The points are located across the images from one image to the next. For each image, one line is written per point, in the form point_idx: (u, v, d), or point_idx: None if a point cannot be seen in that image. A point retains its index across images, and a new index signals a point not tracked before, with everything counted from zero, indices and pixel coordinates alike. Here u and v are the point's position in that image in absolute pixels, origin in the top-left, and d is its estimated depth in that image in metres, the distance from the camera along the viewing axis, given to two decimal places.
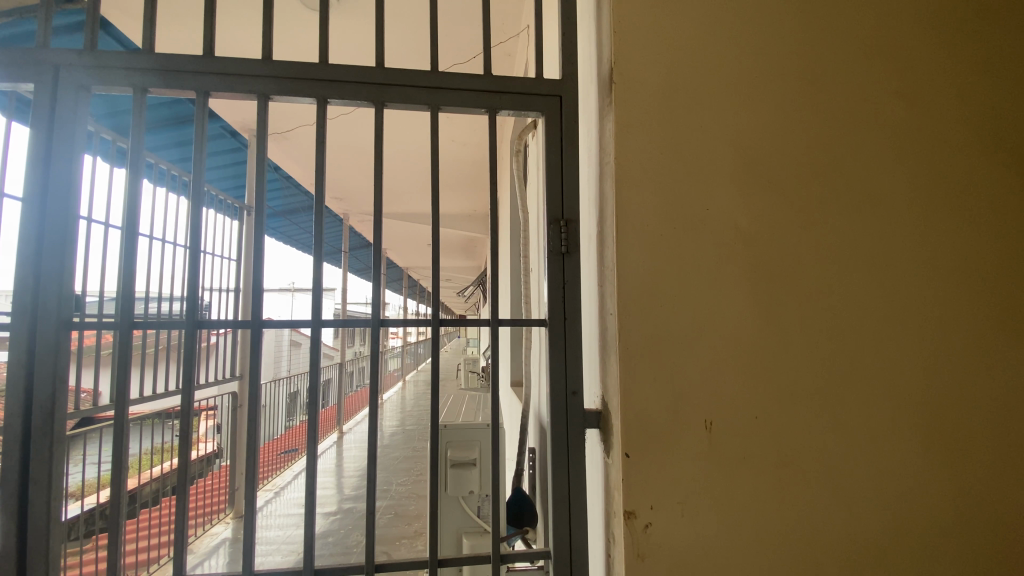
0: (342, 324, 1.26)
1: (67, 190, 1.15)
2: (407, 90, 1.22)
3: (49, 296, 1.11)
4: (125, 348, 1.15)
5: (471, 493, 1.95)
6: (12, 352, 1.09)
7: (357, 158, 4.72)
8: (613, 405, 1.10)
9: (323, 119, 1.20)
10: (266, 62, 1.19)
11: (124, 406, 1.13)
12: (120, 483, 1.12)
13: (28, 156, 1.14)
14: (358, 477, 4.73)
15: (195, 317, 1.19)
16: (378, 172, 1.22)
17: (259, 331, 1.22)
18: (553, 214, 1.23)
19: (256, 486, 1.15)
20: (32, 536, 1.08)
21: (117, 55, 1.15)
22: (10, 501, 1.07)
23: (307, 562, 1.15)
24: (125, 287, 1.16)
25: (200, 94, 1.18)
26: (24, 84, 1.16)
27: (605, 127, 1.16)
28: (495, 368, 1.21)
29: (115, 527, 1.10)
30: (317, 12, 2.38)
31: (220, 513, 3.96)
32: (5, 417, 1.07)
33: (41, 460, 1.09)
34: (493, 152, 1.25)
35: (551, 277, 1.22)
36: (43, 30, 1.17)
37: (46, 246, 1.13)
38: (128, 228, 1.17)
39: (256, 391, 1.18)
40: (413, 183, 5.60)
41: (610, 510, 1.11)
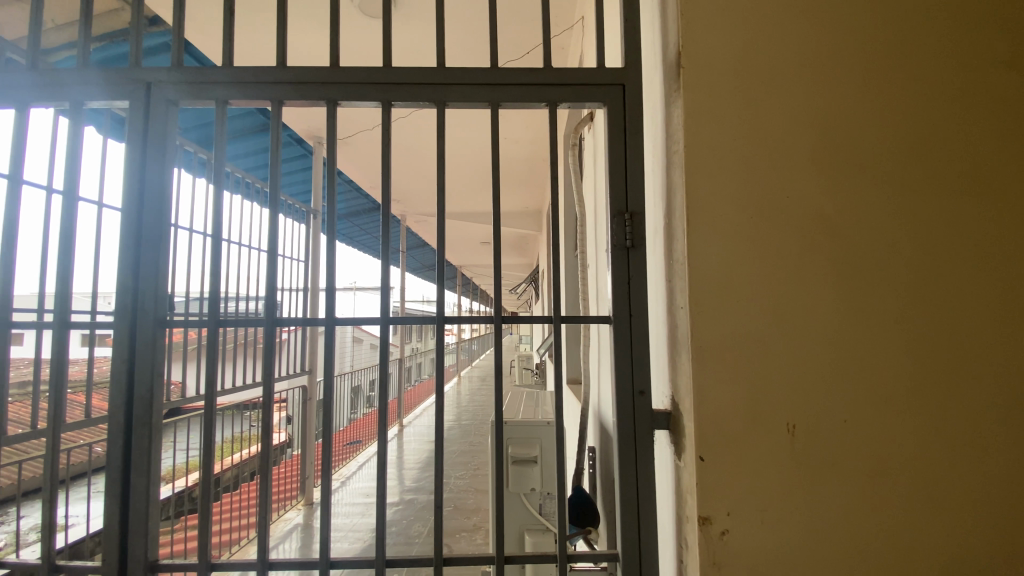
0: (408, 321, 1.28)
1: (160, 200, 1.24)
2: (467, 89, 1.23)
3: (147, 298, 1.21)
4: (212, 345, 1.23)
5: (533, 490, 1.91)
6: (114, 349, 1.19)
7: (413, 160, 4.85)
8: (684, 406, 1.06)
9: (387, 121, 1.22)
10: (334, 68, 1.23)
11: (212, 398, 1.21)
12: (209, 471, 1.20)
13: (126, 166, 1.23)
14: (418, 470, 4.87)
15: (273, 315, 1.25)
16: (441, 172, 1.23)
17: (331, 328, 1.27)
18: (617, 208, 1.19)
19: (329, 478, 1.19)
20: (134, 518, 1.17)
21: (200, 70, 1.23)
22: (114, 486, 1.17)
23: (379, 552, 1.19)
24: (212, 288, 1.24)
25: (274, 103, 1.24)
26: (122, 101, 1.26)
27: (672, 115, 1.11)
28: (558, 365, 1.19)
29: (205, 511, 1.18)
30: (375, 18, 2.46)
31: (292, 499, 4.18)
32: (109, 407, 1.17)
33: (141, 448, 1.18)
34: (555, 147, 1.23)
35: (615, 272, 1.19)
36: (136, 50, 1.27)
37: (143, 251, 1.22)
38: (213, 233, 1.25)
39: (329, 387, 1.23)
40: (467, 183, 5.69)
41: (681, 513, 1.07)
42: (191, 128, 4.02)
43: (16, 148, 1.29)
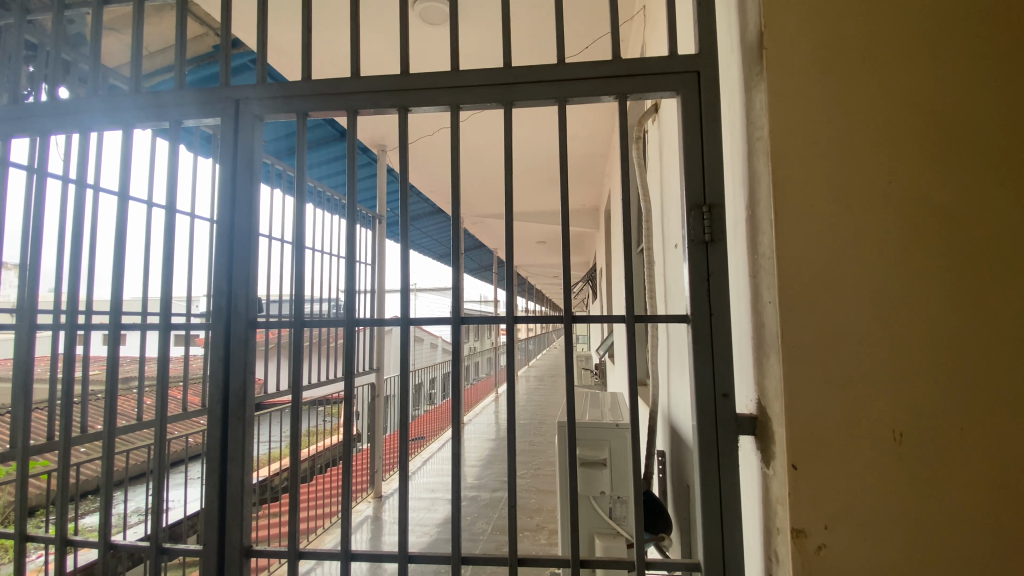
0: (479, 321, 1.29)
1: (249, 208, 1.32)
2: (534, 86, 1.22)
3: (239, 300, 1.29)
4: (297, 343, 1.30)
5: (602, 494, 1.88)
6: (212, 348, 1.28)
7: (471, 162, 4.92)
8: (773, 409, 0.99)
9: (456, 124, 1.23)
10: (403, 75, 1.26)
11: (299, 393, 1.28)
12: (297, 463, 1.27)
13: (219, 179, 1.32)
14: (480, 467, 4.94)
15: (351, 315, 1.30)
16: (509, 172, 1.23)
17: (406, 328, 1.30)
18: (693, 201, 1.14)
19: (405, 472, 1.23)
20: (231, 506, 1.26)
21: (283, 85, 1.31)
22: (213, 475, 1.25)
23: (456, 548, 1.20)
24: (296, 291, 1.31)
25: (350, 111, 1.28)
26: (214, 118, 1.35)
27: (754, 100, 1.05)
28: (634, 366, 1.15)
29: (293, 501, 1.24)
30: (435, 24, 2.51)
31: (364, 491, 4.36)
32: (209, 401, 1.26)
33: (236, 440, 1.26)
34: (625, 140, 1.19)
35: (693, 268, 1.13)
36: (224, 70, 1.35)
37: (235, 257, 1.31)
38: (296, 238, 1.31)
39: (404, 384, 1.28)
40: (523, 184, 5.70)
41: (771, 525, 1.00)
42: (270, 141, 4.31)
43: (124, 166, 1.41)
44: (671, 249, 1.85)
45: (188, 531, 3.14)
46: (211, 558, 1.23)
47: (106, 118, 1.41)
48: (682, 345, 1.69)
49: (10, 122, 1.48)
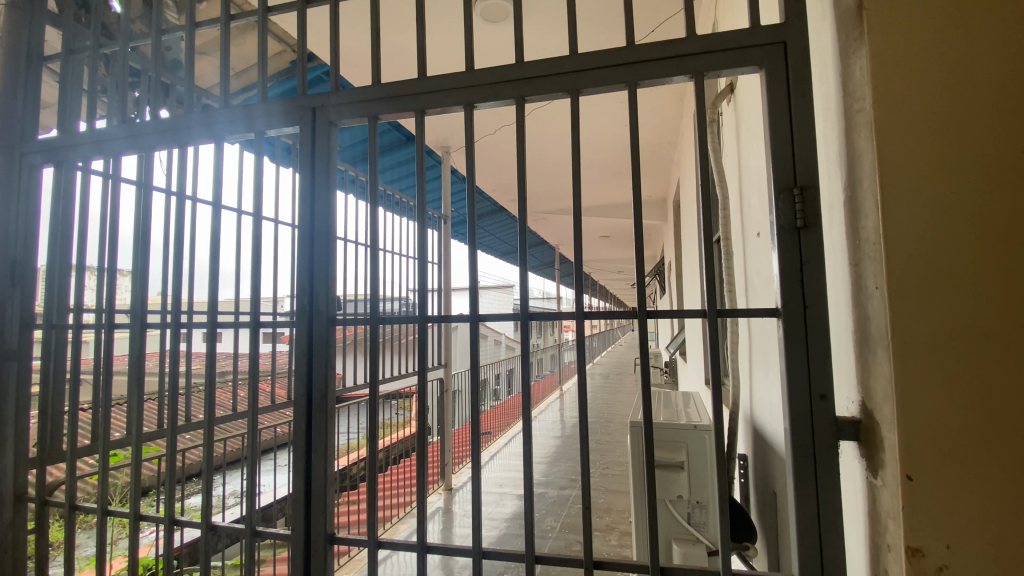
0: (548, 317, 1.25)
1: (326, 210, 1.37)
2: (602, 72, 1.17)
3: (320, 298, 1.35)
4: (374, 339, 1.34)
5: (680, 498, 1.80)
6: (297, 344, 1.35)
7: (533, 159, 4.89)
8: (883, 412, 0.88)
9: (521, 117, 1.21)
10: (469, 72, 1.26)
11: (375, 387, 1.32)
12: (374, 454, 1.31)
13: (299, 184, 1.38)
14: (547, 464, 4.92)
15: (424, 313, 1.33)
16: (577, 163, 1.18)
17: (476, 325, 1.30)
18: (783, 184, 1.05)
19: (477, 466, 1.24)
20: (314, 494, 1.32)
21: (354, 91, 1.35)
22: (300, 464, 1.32)
23: (529, 547, 1.19)
24: (371, 289, 1.35)
25: (417, 111, 1.30)
26: (294, 126, 1.42)
27: (854, 69, 0.93)
28: (718, 363, 1.07)
29: (371, 492, 1.28)
30: (496, 21, 2.50)
31: (435, 483, 4.48)
32: (295, 393, 1.33)
33: (319, 430, 1.32)
34: (703, 122, 1.12)
35: (784, 256, 1.04)
36: (301, 80, 1.42)
37: (316, 256, 1.36)
38: (369, 237, 1.35)
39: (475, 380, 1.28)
40: (586, 178, 5.60)
41: (880, 541, 0.89)
42: (346, 148, 4.54)
43: (216, 176, 1.52)
44: (753, 239, 1.72)
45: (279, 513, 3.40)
46: (299, 544, 1.30)
47: (202, 133, 1.53)
48: (767, 342, 1.57)
49: (123, 139, 1.64)
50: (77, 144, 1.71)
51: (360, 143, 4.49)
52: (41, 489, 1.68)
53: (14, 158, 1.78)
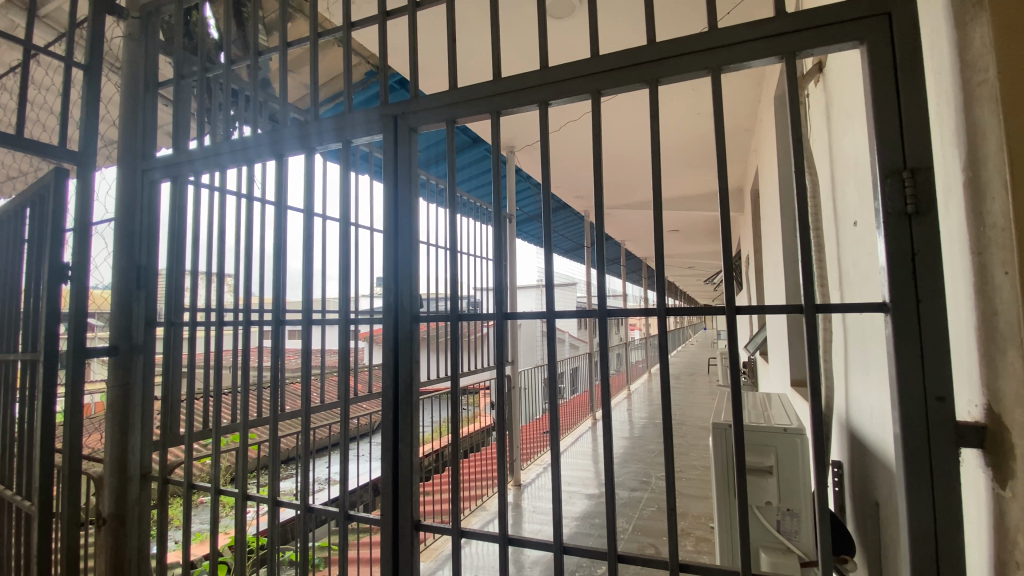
0: (627, 313, 1.22)
1: (409, 213, 1.44)
2: (682, 60, 1.14)
3: (404, 296, 1.42)
4: (454, 335, 1.39)
5: (769, 505, 1.70)
6: (383, 340, 1.43)
7: (598, 155, 4.82)
8: (1015, 417, 0.78)
9: (598, 110, 1.20)
10: (544, 70, 1.26)
11: (456, 382, 1.36)
12: (458, 445, 1.35)
13: (384, 189, 1.46)
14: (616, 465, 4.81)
15: (503, 309, 1.35)
16: (656, 154, 1.15)
17: (554, 321, 1.30)
18: (890, 168, 0.97)
19: (556, 462, 1.24)
20: (402, 483, 1.38)
21: (432, 96, 1.40)
22: (387, 454, 1.40)
23: (612, 545, 1.18)
24: (451, 288, 1.40)
25: (493, 112, 1.33)
26: (378, 134, 1.50)
27: (974, 35, 0.84)
28: (817, 362, 1.00)
29: (455, 482, 1.32)
30: (562, 17, 2.49)
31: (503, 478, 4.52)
32: (383, 386, 1.41)
33: (405, 421, 1.39)
34: (795, 103, 1.05)
35: (892, 246, 0.96)
36: (383, 89, 1.49)
37: (400, 257, 1.43)
38: (449, 238, 1.40)
39: (555, 376, 1.29)
40: (654, 173, 5.43)
41: (1008, 560, 0.80)
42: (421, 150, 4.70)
43: (308, 184, 1.63)
44: (850, 229, 1.59)
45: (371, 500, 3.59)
46: (388, 528, 1.37)
47: (296, 144, 1.64)
48: (869, 339, 1.45)
49: (229, 154, 1.81)
50: (190, 159, 1.89)
51: (434, 145, 4.63)
52: (164, 469, 1.88)
53: (138, 175, 2.01)
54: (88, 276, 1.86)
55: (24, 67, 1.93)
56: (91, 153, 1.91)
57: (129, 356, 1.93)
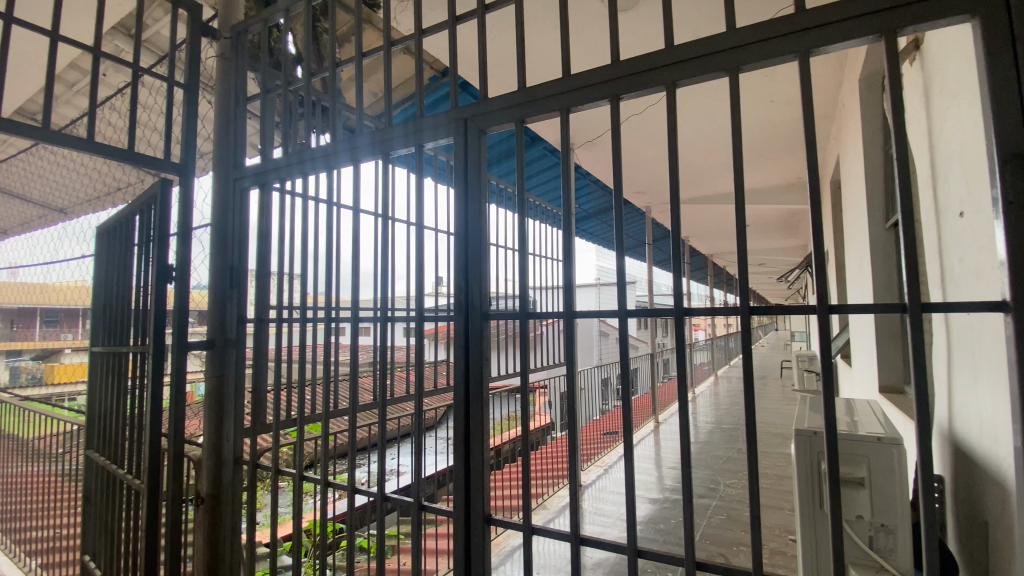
0: (706, 312, 1.17)
1: (479, 213, 1.46)
2: (765, 45, 1.08)
3: (474, 294, 1.45)
4: (524, 333, 1.40)
5: (860, 519, 1.58)
6: (455, 336, 1.47)
7: (661, 150, 4.67)
8: None
9: (673, 102, 1.17)
10: (615, 64, 1.25)
11: (527, 379, 1.37)
12: (528, 440, 1.36)
13: (454, 190, 1.49)
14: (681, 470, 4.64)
15: (572, 308, 1.34)
16: (736, 145, 1.10)
17: (627, 320, 1.27)
18: (1013, 151, 0.87)
19: (630, 465, 1.22)
20: (473, 477, 1.41)
21: (502, 96, 1.42)
22: (459, 448, 1.43)
23: (690, 551, 1.14)
24: (521, 286, 1.41)
25: (563, 110, 1.33)
26: (450, 137, 1.54)
27: None
28: (922, 366, 0.92)
29: (525, 477, 1.33)
30: (627, 8, 2.43)
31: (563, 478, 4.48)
32: (455, 381, 1.45)
33: (475, 416, 1.42)
34: (895, 84, 0.97)
35: (1016, 238, 0.86)
36: (453, 92, 1.53)
37: (470, 255, 1.46)
38: (518, 237, 1.40)
39: (627, 376, 1.26)
40: (721, 168, 5.19)
41: None
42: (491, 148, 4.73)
43: (383, 189, 1.71)
44: (955, 220, 1.45)
45: (435, 493, 3.69)
46: (460, 521, 1.41)
47: (371, 150, 1.72)
48: (981, 342, 1.32)
49: (308, 162, 1.93)
50: (276, 167, 2.04)
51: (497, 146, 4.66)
52: (254, 454, 2.05)
53: (231, 183, 2.19)
54: (190, 276, 2.04)
55: (134, 88, 2.15)
56: (190, 163, 2.10)
57: (223, 350, 2.10)
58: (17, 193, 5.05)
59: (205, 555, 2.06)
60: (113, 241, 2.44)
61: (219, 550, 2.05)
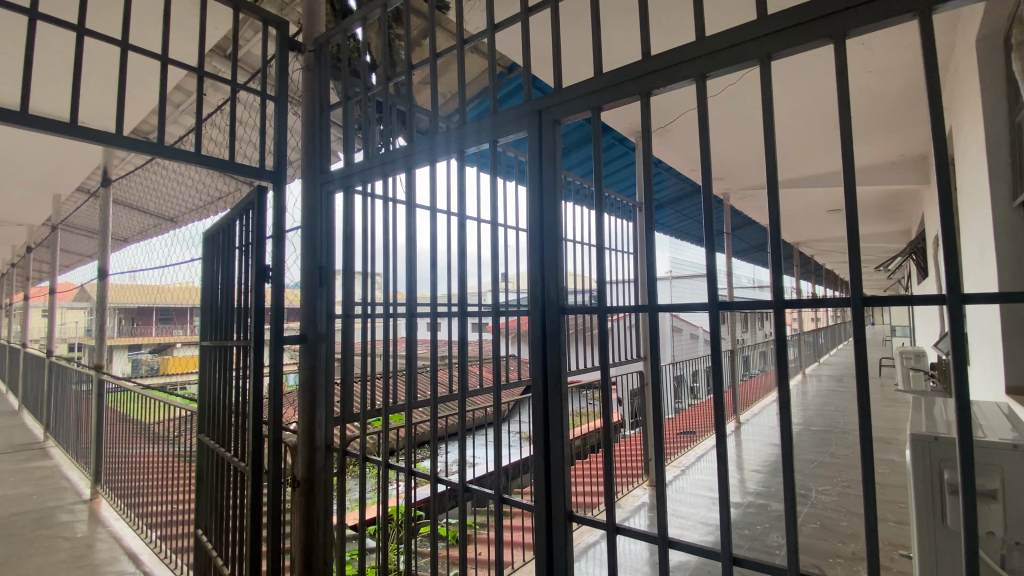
0: (811, 304, 1.08)
1: (554, 208, 1.44)
2: (877, 5, 0.98)
3: (551, 288, 1.43)
4: (604, 327, 1.37)
5: (988, 536, 1.42)
6: (532, 330, 1.46)
7: (740, 134, 4.39)
8: None
9: (768, 76, 1.09)
10: (700, 41, 1.18)
11: (607, 375, 1.34)
12: (610, 436, 1.33)
13: (529, 185, 1.48)
14: (765, 473, 4.37)
15: (656, 301, 1.29)
16: (844, 119, 1.00)
17: (719, 313, 1.21)
18: None
19: (723, 468, 1.14)
20: (554, 472, 1.41)
21: (578, 84, 1.39)
22: (539, 442, 1.43)
23: (792, 562, 1.06)
24: (600, 279, 1.38)
25: (643, 95, 1.27)
26: (525, 131, 1.53)
27: None
28: None
29: (607, 475, 1.30)
30: None
31: (638, 477, 4.39)
32: (533, 375, 1.45)
33: (556, 410, 1.41)
34: None
35: None
36: (526, 84, 1.51)
37: (546, 249, 1.44)
38: (596, 229, 1.37)
39: (717, 372, 1.20)
40: (808, 150, 4.79)
41: None
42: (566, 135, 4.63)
43: (458, 187, 1.73)
44: None
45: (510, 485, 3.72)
46: (542, 515, 1.41)
47: (447, 148, 1.75)
48: None
49: (388, 164, 2.00)
50: (357, 171, 2.14)
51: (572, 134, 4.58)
52: (344, 442, 2.18)
53: (318, 188, 2.33)
54: (284, 275, 2.19)
55: (232, 104, 2.34)
56: (283, 171, 2.28)
57: (314, 343, 2.25)
58: (138, 204, 5.70)
59: (301, 534, 2.22)
60: (217, 245, 2.68)
61: (314, 530, 2.20)
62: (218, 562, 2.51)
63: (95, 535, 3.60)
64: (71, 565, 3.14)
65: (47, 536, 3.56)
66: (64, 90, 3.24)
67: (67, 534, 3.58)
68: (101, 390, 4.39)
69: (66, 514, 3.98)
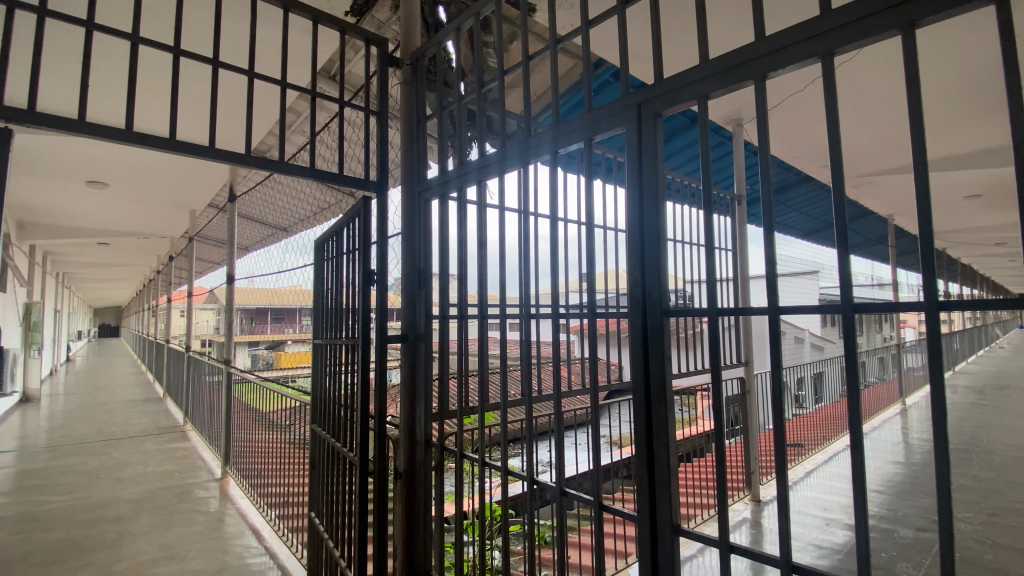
0: (970, 304, 0.93)
1: (655, 206, 1.39)
2: None
3: (652, 289, 1.38)
4: (713, 330, 1.29)
5: None
6: (633, 332, 1.42)
7: (856, 115, 3.95)
8: None
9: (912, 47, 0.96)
10: (825, 16, 1.07)
11: (718, 380, 1.26)
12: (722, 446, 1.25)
13: (629, 182, 1.44)
14: (890, 495, 3.88)
15: (774, 303, 1.19)
16: (1014, 88, 0.86)
17: (852, 315, 1.09)
18: None
19: (859, 489, 1.03)
20: (659, 482, 1.35)
21: (679, 74, 1.32)
22: (642, 448, 1.38)
23: None
24: (708, 279, 1.30)
25: (756, 79, 1.18)
26: (623, 126, 1.49)
27: None
28: None
29: (719, 486, 1.23)
30: None
31: (739, 491, 4.11)
32: (634, 379, 1.41)
33: (660, 417, 1.35)
34: None
35: None
36: (623, 76, 1.46)
37: (647, 249, 1.40)
38: (703, 226, 1.29)
39: (851, 381, 1.08)
40: (940, 130, 4.20)
41: None
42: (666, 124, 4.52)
43: (553, 187, 1.73)
44: None
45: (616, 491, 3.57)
46: (646, 524, 1.36)
47: (541, 149, 1.76)
48: None
49: (481, 168, 2.05)
50: (453, 178, 2.22)
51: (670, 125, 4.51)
52: (442, 438, 2.26)
53: (416, 195, 2.45)
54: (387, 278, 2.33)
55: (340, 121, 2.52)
56: (385, 181, 2.42)
57: (415, 342, 2.37)
58: (259, 216, 6.39)
59: (404, 525, 2.34)
60: (327, 252, 2.91)
61: (415, 521, 2.31)
62: (330, 545, 2.73)
63: (225, 510, 4.09)
64: (207, 536, 3.59)
65: (188, 508, 4.10)
66: (202, 118, 3.71)
67: (203, 509, 4.10)
68: (230, 381, 4.92)
69: (201, 490, 4.55)
